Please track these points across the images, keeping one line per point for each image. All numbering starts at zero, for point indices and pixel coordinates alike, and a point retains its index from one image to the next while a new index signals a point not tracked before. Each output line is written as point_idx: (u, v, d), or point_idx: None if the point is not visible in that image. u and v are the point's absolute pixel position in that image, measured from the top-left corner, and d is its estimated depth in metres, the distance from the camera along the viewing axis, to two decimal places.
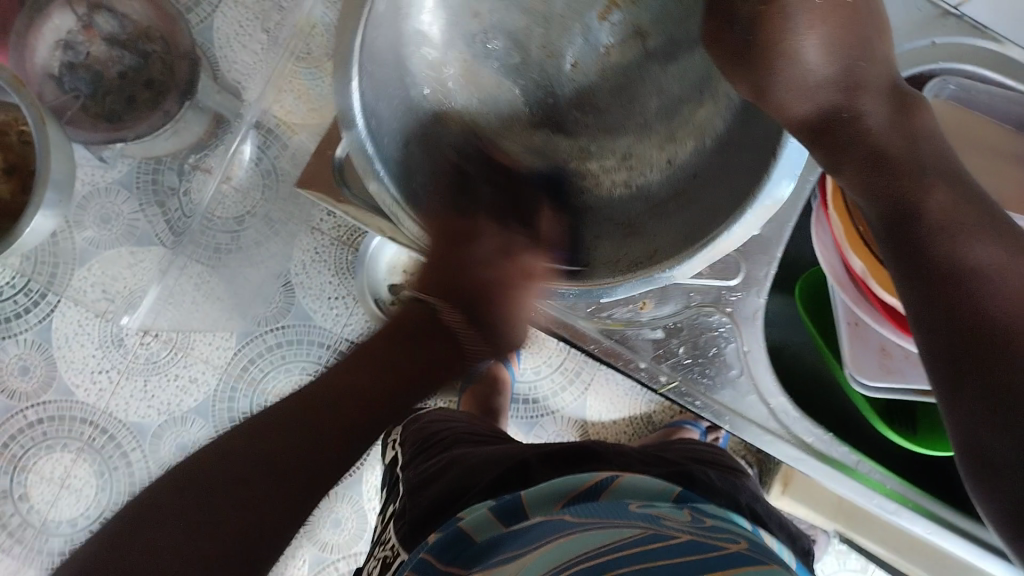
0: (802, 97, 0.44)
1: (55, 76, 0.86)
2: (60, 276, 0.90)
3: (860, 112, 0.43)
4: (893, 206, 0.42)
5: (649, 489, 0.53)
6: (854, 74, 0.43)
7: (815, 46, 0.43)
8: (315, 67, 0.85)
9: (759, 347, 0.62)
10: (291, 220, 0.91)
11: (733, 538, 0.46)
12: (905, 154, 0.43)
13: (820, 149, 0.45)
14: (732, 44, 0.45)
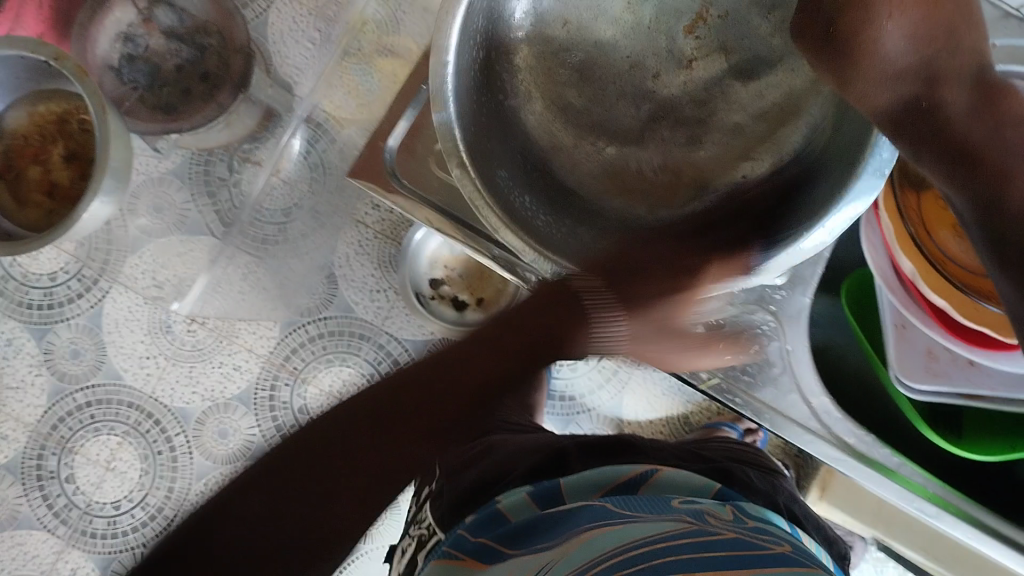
0: (878, 86, 0.41)
1: (115, 68, 0.87)
2: (112, 262, 0.92)
3: (941, 101, 0.40)
4: (983, 194, 0.38)
5: (690, 484, 0.53)
6: (934, 63, 0.40)
7: (897, 30, 0.40)
8: (367, 63, 0.87)
9: (803, 345, 0.60)
10: (336, 213, 0.91)
11: (779, 539, 0.45)
12: (995, 147, 0.38)
13: (904, 142, 0.41)
14: (816, 41, 0.44)
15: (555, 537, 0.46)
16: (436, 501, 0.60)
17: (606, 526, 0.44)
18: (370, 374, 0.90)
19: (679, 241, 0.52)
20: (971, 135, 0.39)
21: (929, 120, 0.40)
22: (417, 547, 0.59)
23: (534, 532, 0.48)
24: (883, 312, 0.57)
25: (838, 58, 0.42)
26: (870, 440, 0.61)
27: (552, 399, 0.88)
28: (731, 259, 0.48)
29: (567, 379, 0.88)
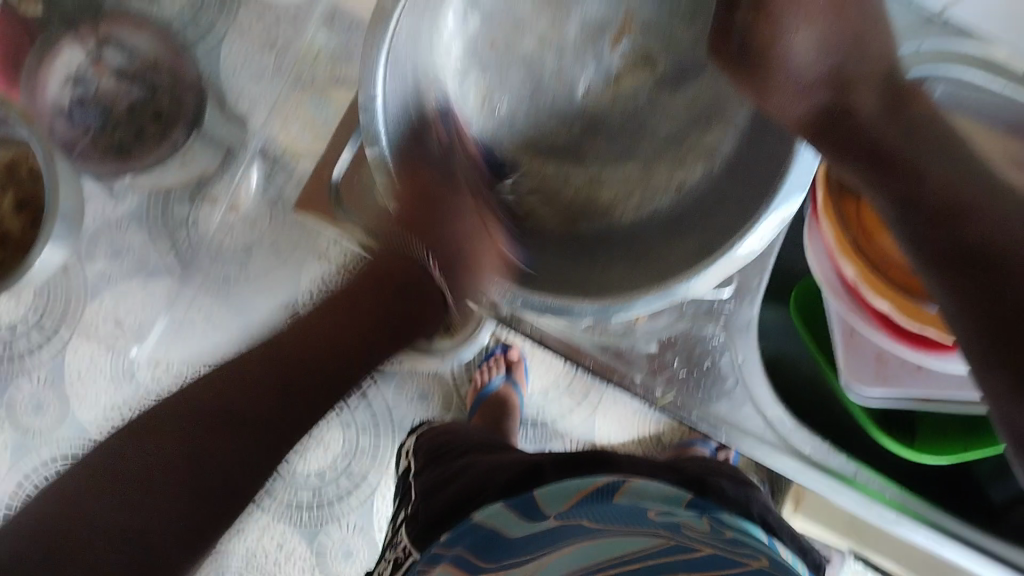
0: (790, 98, 0.40)
1: (65, 111, 0.86)
2: (72, 311, 0.90)
3: (853, 107, 0.39)
4: (911, 187, 0.36)
5: (660, 494, 0.53)
6: (840, 72, 0.39)
7: (805, 40, 0.39)
8: (321, 95, 0.87)
9: (754, 357, 0.62)
10: (297, 248, 0.90)
11: (753, 552, 0.47)
12: (904, 144, 0.37)
13: (827, 152, 0.40)
14: (731, 56, 0.42)
15: (537, 549, 0.49)
16: (409, 523, 0.61)
17: (588, 542, 0.48)
18: (338, 409, 0.89)
19: (627, 260, 0.51)
20: (883, 138, 0.38)
21: (845, 128, 0.39)
22: (392, 569, 0.61)
23: (514, 546, 0.51)
24: (832, 322, 0.59)
25: (750, 73, 0.41)
26: (828, 450, 0.62)
27: (525, 424, 0.89)
28: (671, 270, 0.47)
29: (538, 403, 0.90)
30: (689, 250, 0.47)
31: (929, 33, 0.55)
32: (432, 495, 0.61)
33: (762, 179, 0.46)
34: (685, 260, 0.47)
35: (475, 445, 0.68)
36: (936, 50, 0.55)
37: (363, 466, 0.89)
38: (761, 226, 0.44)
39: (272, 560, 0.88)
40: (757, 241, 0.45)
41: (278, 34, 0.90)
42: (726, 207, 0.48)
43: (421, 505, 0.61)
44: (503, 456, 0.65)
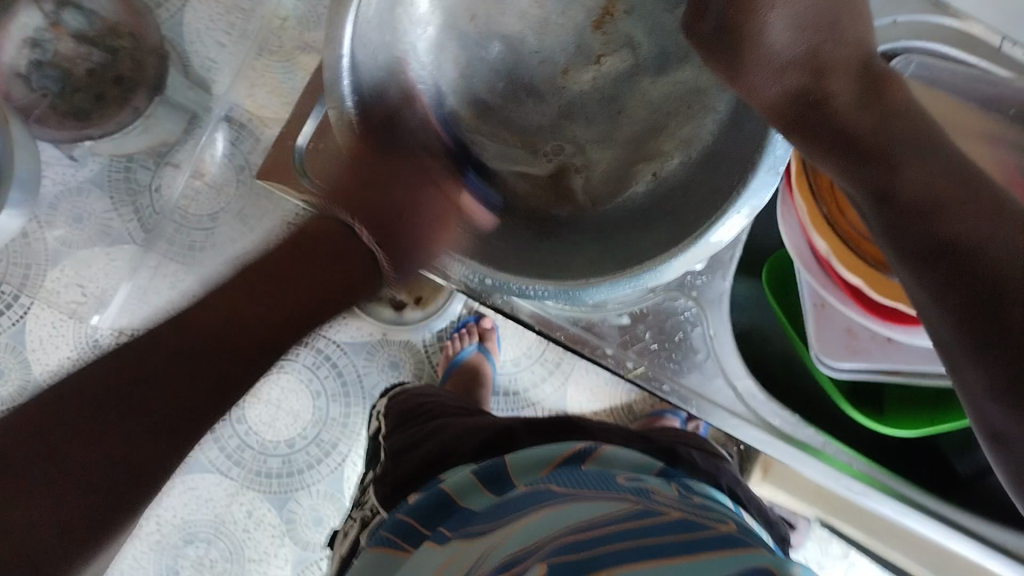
0: (765, 78, 0.40)
1: (22, 75, 0.83)
2: (32, 279, 0.88)
3: (830, 96, 0.38)
4: (887, 166, 0.36)
5: (631, 461, 0.54)
6: (818, 53, 0.39)
7: (780, 23, 0.39)
8: (288, 61, 0.87)
9: (725, 330, 0.63)
10: (267, 216, 0.89)
11: (722, 518, 0.46)
12: (876, 133, 0.36)
13: (795, 137, 0.39)
14: (706, 35, 0.42)
15: (497, 517, 0.47)
16: (378, 485, 0.62)
17: (548, 509, 0.45)
18: (308, 378, 0.89)
19: (593, 241, 0.50)
20: (860, 128, 0.37)
21: (819, 117, 0.38)
22: (359, 527, 0.62)
23: (475, 515, 0.49)
24: (803, 293, 0.60)
25: (731, 52, 0.41)
26: (796, 422, 0.63)
27: (497, 396, 0.89)
28: (642, 255, 0.46)
29: (510, 373, 0.90)
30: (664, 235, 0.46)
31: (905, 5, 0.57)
32: (400, 456, 0.62)
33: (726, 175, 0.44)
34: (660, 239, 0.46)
35: (450, 411, 0.69)
36: (911, 21, 0.57)
37: (333, 434, 0.88)
38: (730, 217, 0.43)
39: (241, 527, 0.87)
40: (727, 231, 0.43)
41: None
42: (695, 197, 0.46)
43: (393, 463, 0.62)
44: (470, 419, 0.66)
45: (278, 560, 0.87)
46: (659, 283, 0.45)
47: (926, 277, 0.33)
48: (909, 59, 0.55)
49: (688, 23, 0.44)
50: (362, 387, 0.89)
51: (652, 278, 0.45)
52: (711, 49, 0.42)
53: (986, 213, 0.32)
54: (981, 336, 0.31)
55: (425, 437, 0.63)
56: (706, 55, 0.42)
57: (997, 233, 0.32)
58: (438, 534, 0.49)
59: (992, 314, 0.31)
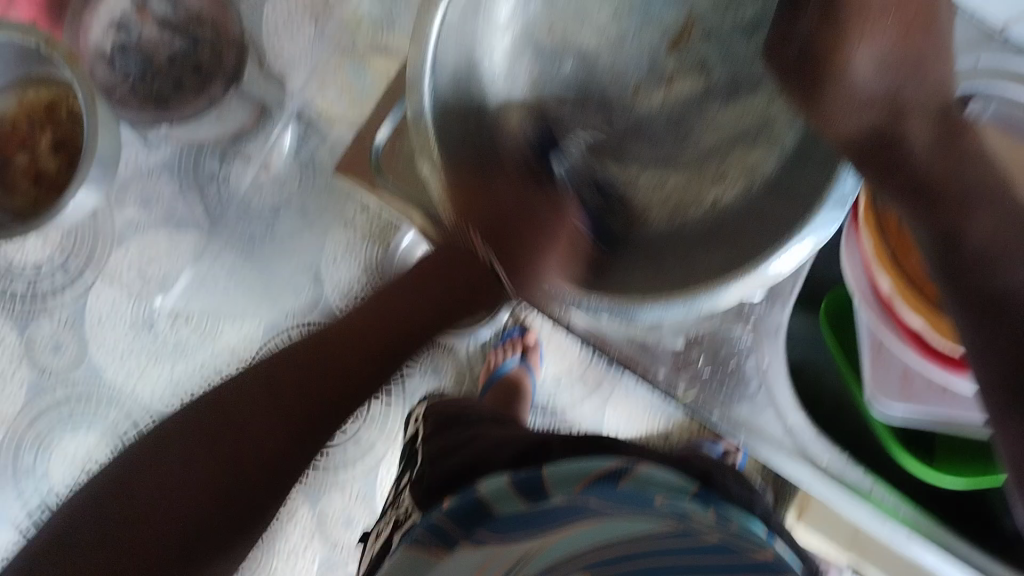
0: (844, 108, 0.40)
1: (106, 57, 0.86)
2: (97, 255, 0.91)
3: (902, 136, 0.39)
4: (936, 230, 0.37)
5: (670, 483, 0.48)
6: (896, 94, 0.39)
7: (871, 54, 0.39)
8: (362, 62, 0.88)
9: (779, 363, 0.64)
10: (325, 213, 0.90)
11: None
12: (949, 174, 0.37)
13: (866, 168, 0.40)
14: (788, 57, 0.42)
15: None
16: (416, 487, 0.63)
17: None
18: None
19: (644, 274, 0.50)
20: (930, 175, 0.37)
21: (885, 155, 0.39)
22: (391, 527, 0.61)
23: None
24: (861, 331, 0.59)
25: (807, 87, 0.41)
26: (845, 462, 0.64)
27: (534, 408, 0.89)
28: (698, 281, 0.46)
29: (549, 391, 0.89)
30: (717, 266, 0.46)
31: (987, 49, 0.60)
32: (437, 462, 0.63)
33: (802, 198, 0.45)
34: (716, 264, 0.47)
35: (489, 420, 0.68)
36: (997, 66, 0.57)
37: (372, 435, 0.89)
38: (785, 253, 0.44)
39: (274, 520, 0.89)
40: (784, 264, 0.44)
41: None
42: (755, 228, 0.47)
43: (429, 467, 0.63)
44: (510, 429, 0.66)
45: (305, 560, 0.89)
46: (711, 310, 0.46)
47: (969, 331, 0.35)
48: (994, 102, 0.56)
49: (772, 48, 0.44)
50: (404, 391, 0.90)
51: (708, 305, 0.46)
52: (792, 74, 0.42)
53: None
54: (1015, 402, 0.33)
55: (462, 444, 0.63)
56: (787, 85, 0.43)
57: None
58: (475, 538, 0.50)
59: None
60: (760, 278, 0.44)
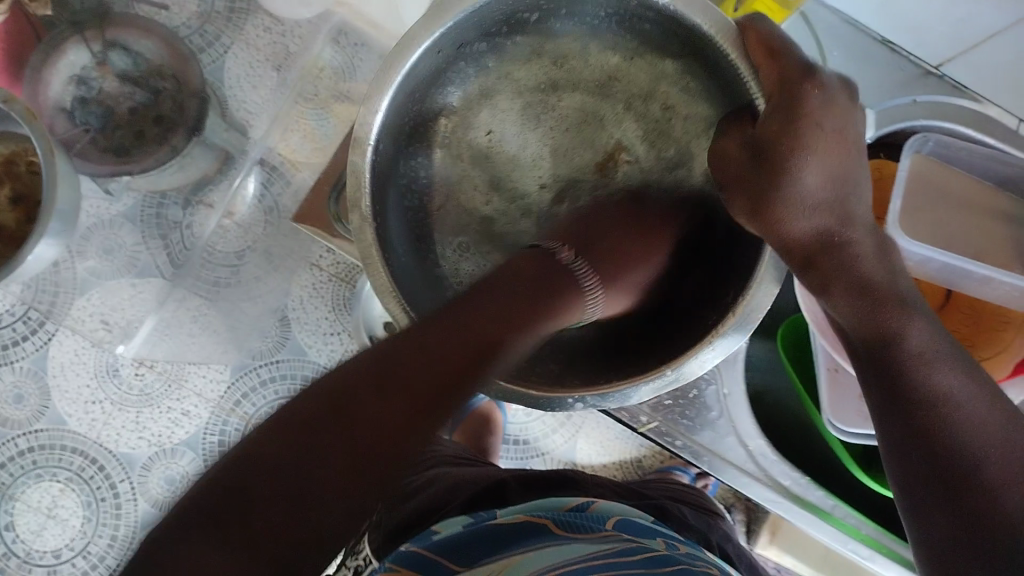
0: (798, 215, 0.48)
1: (67, 110, 0.87)
2: (59, 305, 0.91)
3: (850, 240, 0.48)
4: (878, 332, 0.46)
5: (625, 511, 0.56)
6: (844, 205, 0.48)
7: (813, 171, 0.47)
8: (322, 108, 0.91)
9: (738, 390, 0.67)
10: (291, 256, 0.92)
11: (705, 564, 0.48)
12: (887, 284, 0.47)
13: (812, 273, 0.49)
14: (743, 165, 0.49)
15: (502, 552, 0.49)
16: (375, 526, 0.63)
17: (547, 548, 0.47)
18: None
19: (609, 363, 0.54)
20: (872, 274, 0.47)
21: (838, 256, 0.48)
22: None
23: (470, 551, 0.50)
24: (818, 356, 0.63)
25: (760, 193, 0.48)
26: (805, 484, 0.68)
27: (506, 443, 0.89)
28: (617, 378, 0.51)
29: (521, 423, 0.89)
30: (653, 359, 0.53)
31: (924, 86, 0.66)
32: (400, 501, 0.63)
33: (741, 278, 0.51)
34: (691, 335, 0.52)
35: (449, 461, 0.69)
36: (929, 102, 0.65)
37: None
38: (703, 352, 0.50)
39: None
40: (697, 364, 0.50)
41: (284, 47, 0.92)
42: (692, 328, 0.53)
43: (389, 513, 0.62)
44: (477, 469, 0.67)
45: None
46: (625, 404, 0.51)
47: (890, 422, 0.44)
48: (926, 137, 0.64)
49: (715, 155, 0.51)
50: None
51: (620, 399, 0.50)
52: (738, 181, 0.50)
53: (965, 377, 0.43)
54: (943, 493, 0.40)
55: (425, 486, 0.64)
56: (734, 190, 0.50)
57: (961, 389, 0.42)
58: (438, 557, 0.50)
59: (956, 488, 0.40)
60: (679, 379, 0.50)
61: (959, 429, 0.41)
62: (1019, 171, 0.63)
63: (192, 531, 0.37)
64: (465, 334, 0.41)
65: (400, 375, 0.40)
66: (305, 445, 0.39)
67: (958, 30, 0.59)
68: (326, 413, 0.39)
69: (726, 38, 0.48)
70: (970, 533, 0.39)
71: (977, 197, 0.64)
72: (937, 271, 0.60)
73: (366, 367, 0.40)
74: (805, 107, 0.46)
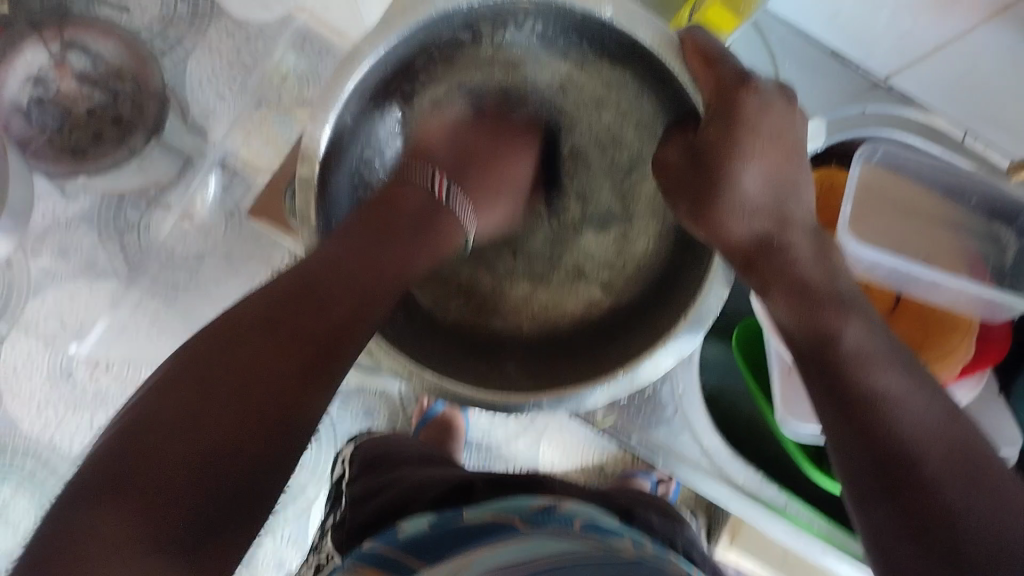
0: (737, 216, 0.50)
1: (22, 109, 0.86)
2: (11, 306, 0.89)
3: (790, 243, 0.49)
4: (812, 331, 0.46)
5: (592, 510, 0.55)
6: (783, 209, 0.49)
7: (752, 175, 0.49)
8: (287, 114, 0.91)
9: (692, 389, 0.70)
10: (250, 261, 0.90)
11: (665, 559, 0.50)
12: (824, 284, 0.47)
13: (753, 275, 0.50)
14: (683, 168, 0.52)
15: (466, 549, 0.49)
16: (338, 530, 0.63)
17: (510, 547, 0.48)
18: None
19: (571, 370, 0.56)
20: (811, 275, 0.47)
21: (776, 259, 0.48)
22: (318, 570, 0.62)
23: (435, 547, 0.51)
24: (772, 359, 0.66)
25: (700, 195, 0.51)
26: (759, 480, 0.69)
27: (471, 446, 0.90)
28: (571, 384, 0.54)
29: (484, 428, 0.90)
30: (597, 364, 0.55)
31: (872, 96, 0.69)
32: (364, 502, 0.64)
33: (692, 280, 0.54)
34: (648, 338, 0.55)
35: (418, 458, 0.70)
36: (879, 112, 0.69)
37: (303, 477, 0.89)
38: (657, 358, 0.52)
39: None
40: (651, 368, 0.53)
41: (245, 52, 0.92)
42: (639, 332, 0.56)
43: (352, 511, 0.64)
44: (442, 469, 0.68)
45: None
46: (582, 408, 0.54)
47: (834, 423, 0.43)
48: (875, 146, 0.65)
49: (660, 163, 0.54)
50: (335, 433, 0.89)
51: (576, 404, 0.53)
52: (683, 185, 0.52)
53: (902, 375, 0.43)
54: (888, 480, 0.40)
55: (388, 484, 0.64)
56: (676, 192, 0.53)
57: (900, 386, 0.42)
58: (404, 554, 0.50)
59: (902, 492, 0.39)
60: (628, 381, 0.53)
61: (896, 431, 0.41)
62: (962, 179, 0.66)
63: (111, 496, 0.38)
64: (306, 338, 0.45)
65: (282, 331, 0.45)
66: (211, 407, 0.42)
67: (905, 34, 0.61)
68: (205, 377, 0.42)
69: (669, 50, 0.52)
70: (914, 527, 0.38)
71: (917, 204, 0.66)
72: (885, 274, 0.62)
73: (240, 320, 0.45)
74: (741, 112, 0.49)
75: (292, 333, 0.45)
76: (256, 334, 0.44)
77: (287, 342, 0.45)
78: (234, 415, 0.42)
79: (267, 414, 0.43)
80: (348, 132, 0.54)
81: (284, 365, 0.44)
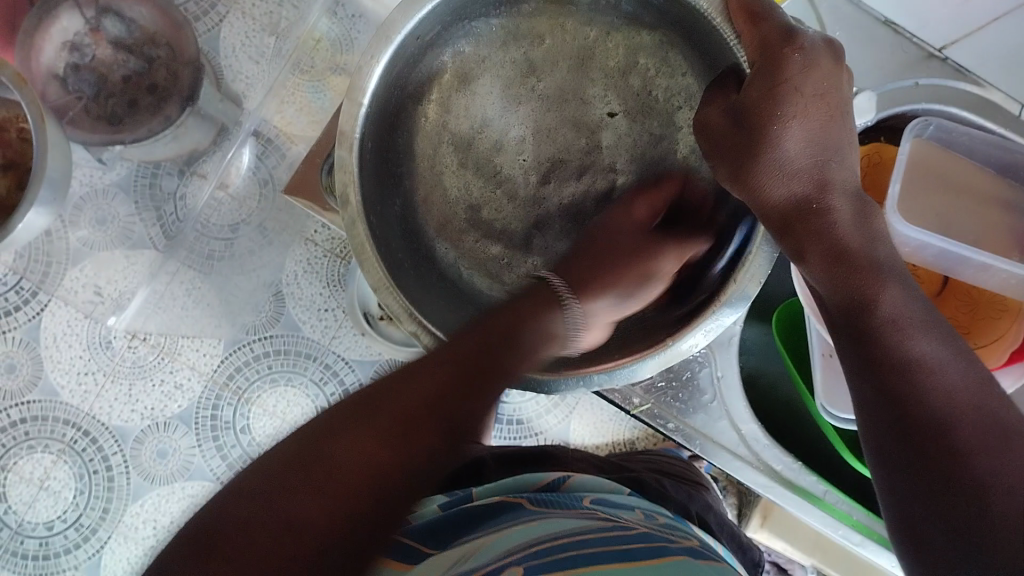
0: (776, 180, 0.47)
1: (60, 78, 0.86)
2: (51, 276, 0.90)
3: (830, 207, 0.45)
4: (848, 301, 0.42)
5: (600, 486, 0.56)
6: (823, 171, 0.46)
7: (794, 135, 0.46)
8: (319, 80, 0.88)
9: (732, 372, 0.68)
10: (284, 231, 0.91)
11: (687, 535, 0.49)
12: (865, 254, 0.43)
13: (792, 238, 0.46)
14: (721, 127, 0.49)
15: (478, 530, 0.49)
16: None
17: (526, 522, 0.47)
18: (314, 395, 0.89)
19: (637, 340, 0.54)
20: (852, 245, 0.44)
21: (813, 222, 0.45)
22: None
23: (446, 532, 0.50)
24: (812, 342, 0.64)
25: (740, 156, 0.48)
26: (798, 469, 0.69)
27: (500, 422, 0.89)
28: (619, 358, 0.52)
29: (515, 402, 0.89)
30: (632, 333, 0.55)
31: (925, 69, 0.66)
32: None
33: (733, 247, 0.53)
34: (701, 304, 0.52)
35: None
36: (933, 84, 0.65)
37: None
38: (707, 324, 0.50)
39: None
40: (701, 337, 0.50)
41: (279, 17, 0.93)
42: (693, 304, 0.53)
43: None
44: None
45: None
46: (633, 381, 0.52)
47: (880, 433, 0.38)
48: (927, 122, 0.62)
49: (699, 124, 0.51)
50: None
51: (628, 376, 0.51)
52: (722, 147, 0.49)
53: (940, 342, 0.39)
54: (910, 457, 0.36)
55: None
56: (715, 154, 0.50)
57: (938, 353, 0.38)
58: (414, 540, 0.49)
59: (932, 452, 0.35)
60: (667, 354, 0.51)
61: (925, 396, 0.37)
62: (1021, 157, 0.62)
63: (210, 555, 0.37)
64: (376, 445, 0.41)
65: (394, 408, 0.42)
66: (326, 474, 0.40)
67: (963, 1, 0.58)
68: (342, 430, 0.42)
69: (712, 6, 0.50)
70: (943, 499, 0.34)
71: (970, 186, 0.63)
72: (933, 257, 0.59)
73: (381, 391, 0.43)
74: (784, 74, 0.46)
75: (431, 421, 0.42)
76: (397, 399, 0.42)
77: (415, 416, 0.42)
78: (333, 495, 0.39)
79: (357, 493, 0.40)
80: (376, 113, 0.54)
81: (405, 451, 0.41)
